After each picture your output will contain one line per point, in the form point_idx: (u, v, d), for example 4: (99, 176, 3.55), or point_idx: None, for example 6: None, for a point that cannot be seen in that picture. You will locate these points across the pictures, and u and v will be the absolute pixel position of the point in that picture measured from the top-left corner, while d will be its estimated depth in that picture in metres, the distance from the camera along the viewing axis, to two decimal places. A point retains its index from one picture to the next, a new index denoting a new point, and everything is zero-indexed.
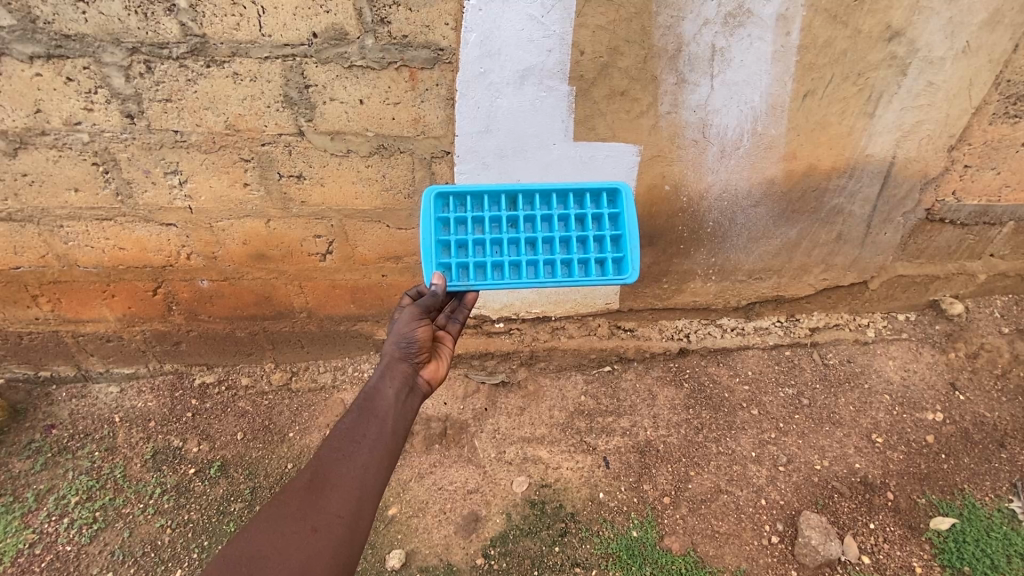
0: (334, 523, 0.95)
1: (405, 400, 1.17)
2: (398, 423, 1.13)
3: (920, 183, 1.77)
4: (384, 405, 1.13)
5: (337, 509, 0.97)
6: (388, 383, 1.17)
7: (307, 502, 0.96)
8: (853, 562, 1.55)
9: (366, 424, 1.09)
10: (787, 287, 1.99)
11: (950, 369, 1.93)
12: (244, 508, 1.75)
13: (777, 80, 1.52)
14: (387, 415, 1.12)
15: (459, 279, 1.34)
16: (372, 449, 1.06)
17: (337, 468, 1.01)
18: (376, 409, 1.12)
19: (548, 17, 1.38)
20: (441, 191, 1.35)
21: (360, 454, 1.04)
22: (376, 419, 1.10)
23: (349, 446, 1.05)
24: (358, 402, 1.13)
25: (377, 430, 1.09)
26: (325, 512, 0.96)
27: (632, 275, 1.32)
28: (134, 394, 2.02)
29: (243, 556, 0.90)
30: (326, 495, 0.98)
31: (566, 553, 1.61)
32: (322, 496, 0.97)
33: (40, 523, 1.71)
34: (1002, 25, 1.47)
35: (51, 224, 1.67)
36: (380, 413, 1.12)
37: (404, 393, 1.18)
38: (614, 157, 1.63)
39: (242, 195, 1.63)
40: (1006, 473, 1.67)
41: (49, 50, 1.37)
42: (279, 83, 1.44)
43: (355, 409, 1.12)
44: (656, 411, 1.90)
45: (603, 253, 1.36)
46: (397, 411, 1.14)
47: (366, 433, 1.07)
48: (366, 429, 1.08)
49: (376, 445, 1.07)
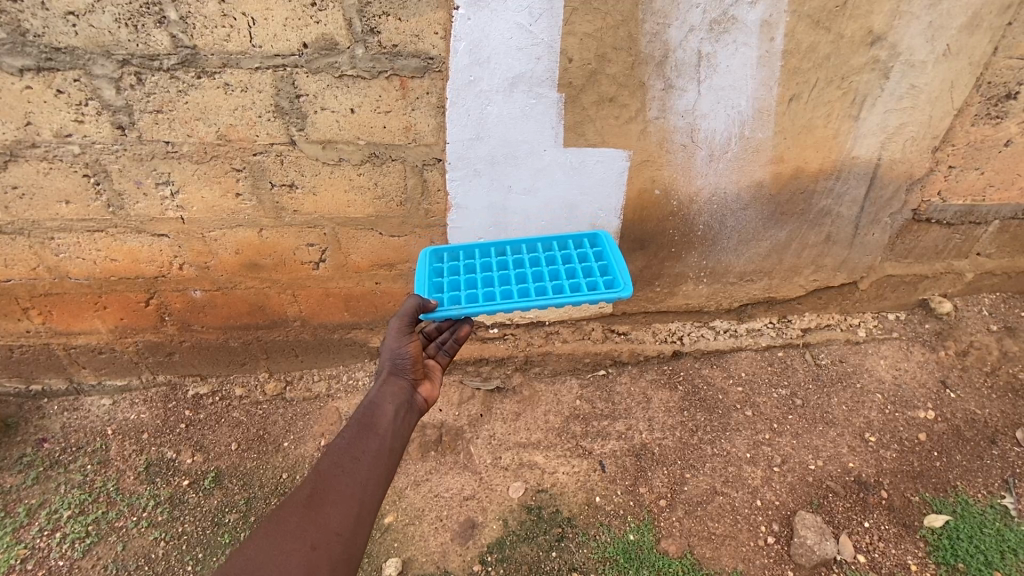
0: (333, 540, 0.95)
1: (404, 416, 1.19)
2: (397, 440, 1.14)
3: (906, 184, 1.80)
4: (384, 421, 1.14)
5: (336, 526, 0.97)
6: (387, 397, 1.18)
7: (307, 518, 0.96)
8: (849, 561, 1.54)
9: (366, 439, 1.10)
10: (778, 289, 2.01)
11: (940, 367, 1.95)
12: (239, 519, 1.71)
13: (763, 85, 1.54)
14: (387, 430, 1.14)
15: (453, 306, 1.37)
16: (371, 466, 1.07)
17: (337, 484, 1.02)
18: (375, 424, 1.13)
19: (536, 26, 1.40)
20: (436, 251, 1.64)
21: (360, 471, 1.05)
22: (376, 436, 1.11)
23: (349, 462, 1.06)
24: (357, 417, 1.14)
25: (377, 445, 1.10)
26: (325, 528, 0.96)
27: (625, 286, 1.41)
28: (126, 407, 2.01)
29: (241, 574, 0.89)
30: (326, 511, 0.98)
31: (563, 558, 1.59)
32: (322, 512, 0.98)
33: (31, 539, 1.67)
34: (982, 29, 1.50)
35: (42, 237, 1.66)
36: (379, 429, 1.13)
37: (403, 408, 1.19)
38: (603, 162, 1.64)
39: (234, 206, 1.64)
40: (998, 470, 1.69)
41: (39, 63, 1.37)
42: (270, 93, 1.45)
43: (355, 424, 1.13)
44: (651, 413, 1.91)
45: (594, 278, 1.49)
46: (395, 427, 1.15)
47: (366, 450, 1.09)
48: (366, 445, 1.09)
49: (374, 462, 1.08)
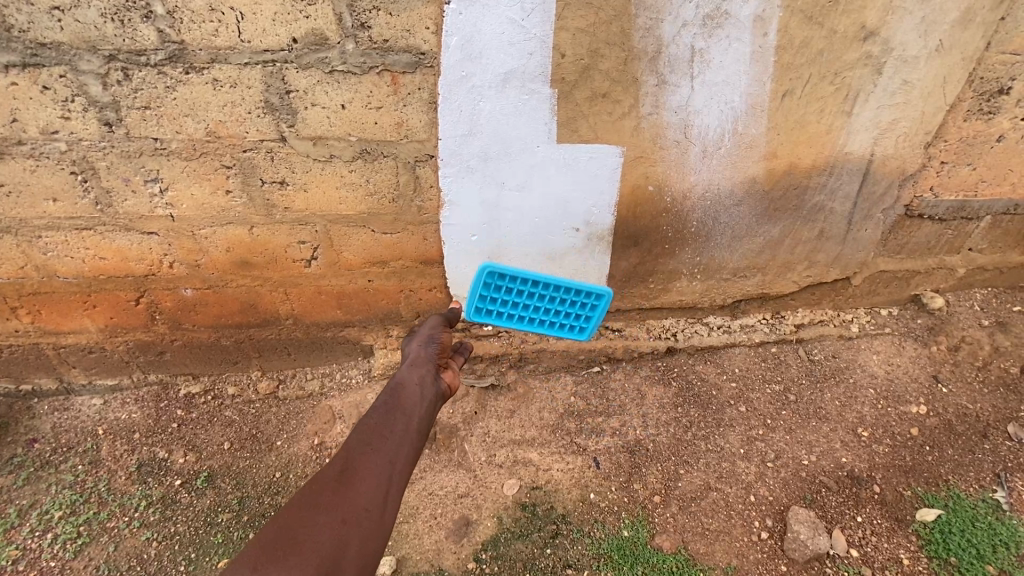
0: (362, 515, 0.95)
1: (429, 401, 1.25)
2: (421, 423, 1.18)
3: (899, 180, 1.80)
4: (409, 403, 1.20)
5: (364, 502, 0.97)
6: (409, 384, 1.25)
7: (338, 493, 0.96)
8: (842, 556, 1.54)
9: (392, 421, 1.14)
10: (771, 285, 2.01)
11: (932, 362, 1.96)
12: (232, 519, 1.70)
13: (756, 81, 1.54)
14: (412, 413, 1.18)
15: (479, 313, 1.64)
16: (399, 445, 1.09)
17: (365, 462, 1.03)
18: (403, 406, 1.18)
19: (528, 21, 1.39)
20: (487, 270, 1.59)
21: (387, 448, 1.08)
22: (402, 416, 1.16)
23: (378, 441, 1.08)
24: (383, 401, 1.19)
25: (404, 425, 1.14)
26: (355, 503, 0.96)
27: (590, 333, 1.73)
28: (117, 406, 1.99)
29: (278, 542, 0.87)
30: (356, 487, 0.98)
31: (557, 555, 1.59)
32: (352, 488, 0.98)
33: (22, 539, 1.65)
34: (974, 24, 1.51)
35: (30, 235, 1.65)
36: (405, 411, 1.18)
37: (427, 393, 1.26)
38: (597, 158, 1.63)
39: (224, 203, 1.62)
40: (989, 464, 1.69)
41: (24, 59, 1.36)
42: (260, 89, 1.43)
43: (381, 407, 1.17)
44: (645, 410, 1.91)
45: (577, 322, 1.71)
46: (420, 411, 1.20)
47: (393, 430, 1.12)
48: (393, 426, 1.13)
49: (401, 443, 1.10)
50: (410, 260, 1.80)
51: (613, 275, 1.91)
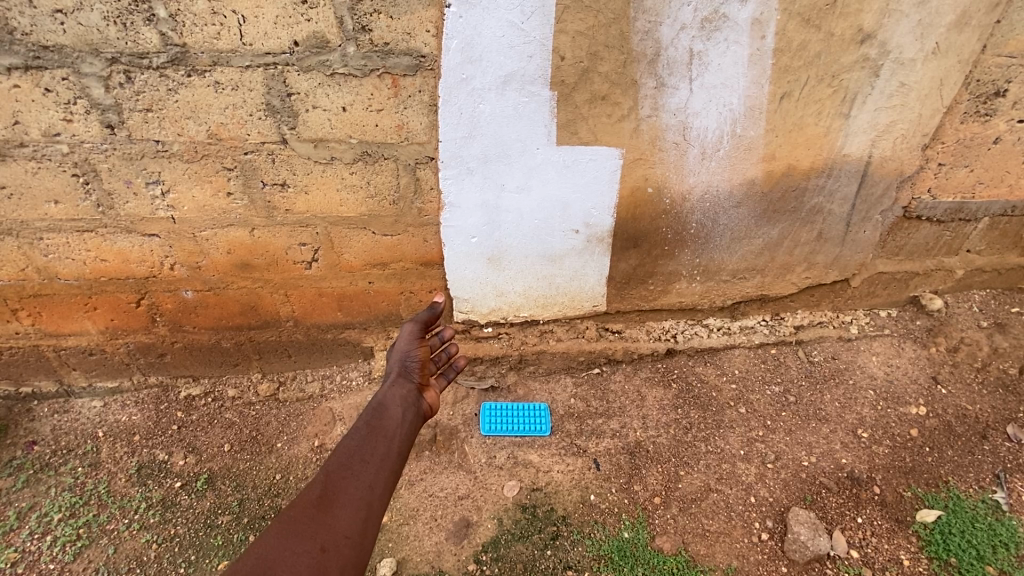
0: (342, 543, 0.96)
1: (410, 421, 1.28)
2: (402, 444, 1.21)
3: (896, 182, 1.81)
4: (390, 425, 1.23)
5: (344, 529, 0.98)
6: (390, 405, 1.28)
7: (317, 520, 0.98)
8: (841, 557, 1.54)
9: (373, 443, 1.16)
10: (770, 287, 2.02)
11: (931, 363, 1.97)
12: (232, 521, 1.69)
13: (753, 83, 1.55)
14: (394, 435, 1.21)
15: (487, 416, 1.90)
16: (379, 469, 1.11)
17: (346, 486, 1.05)
18: (385, 430, 1.21)
19: (528, 24, 1.40)
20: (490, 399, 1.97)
21: (369, 472, 1.10)
22: (384, 440, 1.18)
23: (359, 465, 1.10)
24: (364, 423, 1.21)
25: (385, 447, 1.16)
26: (334, 531, 0.97)
27: (546, 429, 1.86)
28: (117, 408, 1.99)
29: (255, 571, 0.89)
30: (335, 513, 1.00)
31: (557, 556, 1.58)
32: (331, 515, 1.00)
33: (21, 542, 1.64)
34: (970, 27, 1.52)
35: (31, 237, 1.65)
36: (386, 433, 1.20)
37: (408, 413, 1.30)
38: (596, 161, 1.64)
39: (225, 205, 1.63)
40: (989, 465, 1.69)
41: (27, 61, 1.36)
42: (261, 91, 1.44)
43: (362, 429, 1.19)
44: (646, 411, 1.92)
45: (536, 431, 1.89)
46: (401, 433, 1.23)
47: (374, 453, 1.14)
48: (375, 449, 1.15)
49: (382, 466, 1.12)
50: (409, 261, 1.80)
51: (612, 277, 1.91)
